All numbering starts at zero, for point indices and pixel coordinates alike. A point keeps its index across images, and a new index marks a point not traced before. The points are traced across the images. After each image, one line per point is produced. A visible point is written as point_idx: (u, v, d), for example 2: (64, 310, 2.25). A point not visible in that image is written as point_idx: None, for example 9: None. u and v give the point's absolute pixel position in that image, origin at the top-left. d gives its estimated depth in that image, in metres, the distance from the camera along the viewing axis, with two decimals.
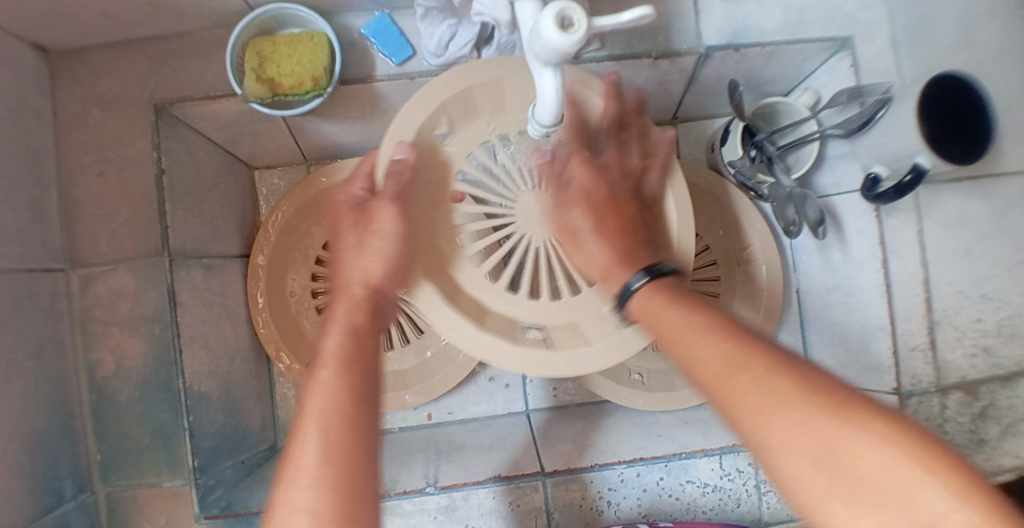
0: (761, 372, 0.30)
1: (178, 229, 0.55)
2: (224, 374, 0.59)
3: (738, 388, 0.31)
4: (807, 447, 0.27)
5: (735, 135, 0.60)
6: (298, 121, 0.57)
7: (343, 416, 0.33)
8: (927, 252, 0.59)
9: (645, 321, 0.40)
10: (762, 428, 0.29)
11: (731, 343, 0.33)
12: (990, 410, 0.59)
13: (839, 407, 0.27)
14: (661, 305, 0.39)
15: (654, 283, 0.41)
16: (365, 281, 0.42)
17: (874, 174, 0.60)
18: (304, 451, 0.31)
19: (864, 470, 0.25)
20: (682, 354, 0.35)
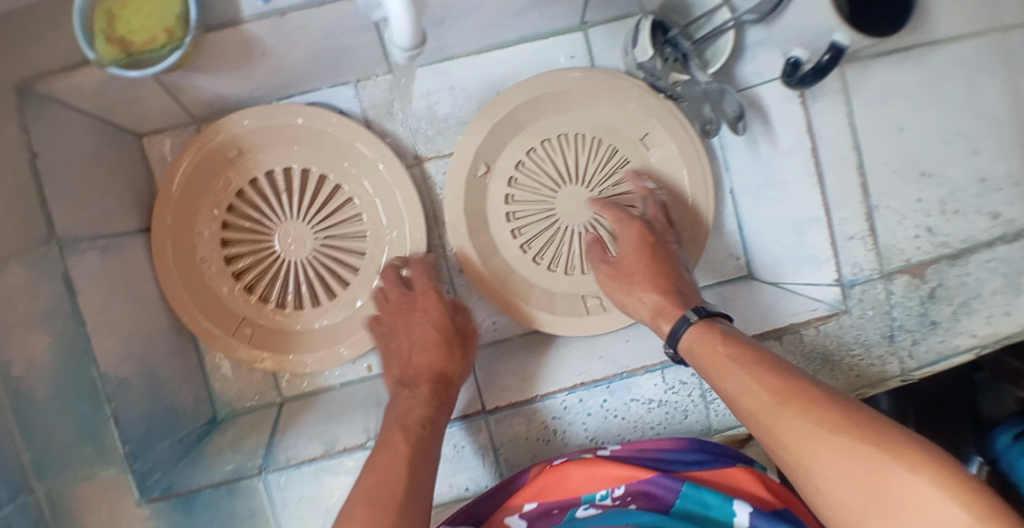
0: (801, 411, 0.37)
1: (63, 216, 0.52)
2: (143, 356, 0.58)
3: (782, 423, 0.37)
4: (844, 464, 0.34)
5: (644, 34, 0.55)
6: (170, 78, 0.52)
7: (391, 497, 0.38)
8: (858, 132, 0.57)
9: (700, 359, 0.46)
10: (803, 451, 0.36)
11: (777, 379, 0.40)
12: (939, 290, 0.59)
13: (883, 438, 0.33)
14: (714, 343, 0.45)
15: (709, 329, 0.47)
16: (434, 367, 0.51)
17: (794, 58, 0.55)
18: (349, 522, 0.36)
19: (891, 484, 0.32)
20: (732, 387, 0.42)
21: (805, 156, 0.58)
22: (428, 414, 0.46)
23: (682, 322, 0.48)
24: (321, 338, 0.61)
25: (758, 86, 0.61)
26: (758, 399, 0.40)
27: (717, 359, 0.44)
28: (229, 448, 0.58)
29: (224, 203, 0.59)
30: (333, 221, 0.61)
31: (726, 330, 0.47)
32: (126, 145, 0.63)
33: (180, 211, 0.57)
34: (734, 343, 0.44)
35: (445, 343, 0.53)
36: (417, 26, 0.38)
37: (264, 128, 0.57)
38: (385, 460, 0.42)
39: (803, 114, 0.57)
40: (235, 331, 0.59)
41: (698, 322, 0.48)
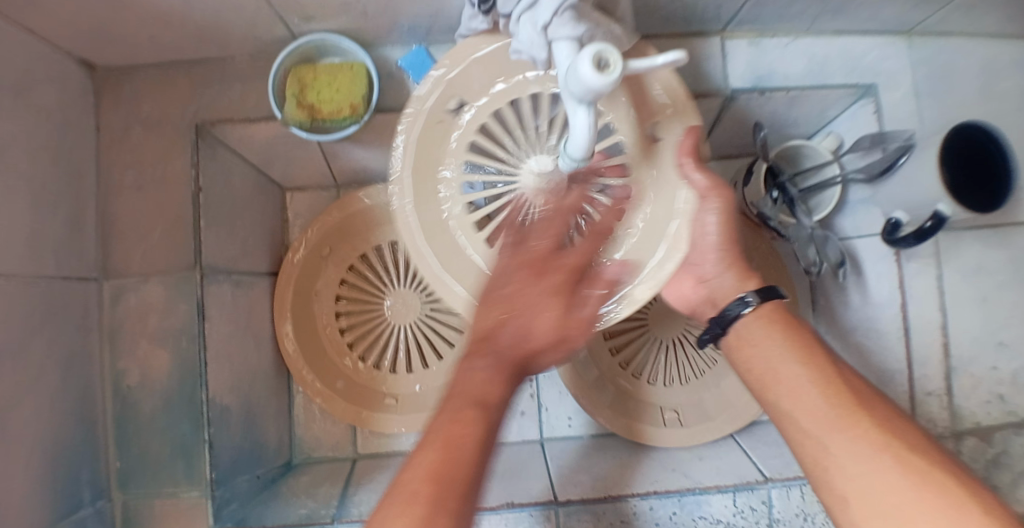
0: (864, 431, 0.36)
1: (210, 246, 0.56)
2: (246, 388, 0.61)
3: (845, 446, 0.36)
4: (908, 489, 0.32)
5: (757, 177, 0.60)
6: (332, 147, 0.58)
7: (446, 477, 0.30)
8: (946, 296, 0.60)
9: (745, 353, 0.43)
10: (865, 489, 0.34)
11: (843, 397, 0.37)
12: (1002, 458, 0.58)
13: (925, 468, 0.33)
14: (771, 333, 0.42)
15: (769, 311, 0.43)
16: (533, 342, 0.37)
17: (894, 218, 0.60)
18: (393, 519, 0.29)
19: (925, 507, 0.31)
20: (773, 382, 0.41)
21: (894, 311, 0.62)
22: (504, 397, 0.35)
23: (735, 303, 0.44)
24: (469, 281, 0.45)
25: (856, 238, 0.66)
26: (809, 404, 0.38)
27: (767, 350, 0.41)
28: (304, 493, 0.60)
29: (344, 264, 0.64)
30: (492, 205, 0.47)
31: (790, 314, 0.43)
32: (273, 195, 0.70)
33: (309, 262, 0.63)
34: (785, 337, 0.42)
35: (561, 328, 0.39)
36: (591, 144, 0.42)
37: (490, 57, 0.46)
38: (433, 452, 0.32)
39: (897, 273, 0.62)
40: (329, 382, 0.61)
41: (754, 308, 0.43)
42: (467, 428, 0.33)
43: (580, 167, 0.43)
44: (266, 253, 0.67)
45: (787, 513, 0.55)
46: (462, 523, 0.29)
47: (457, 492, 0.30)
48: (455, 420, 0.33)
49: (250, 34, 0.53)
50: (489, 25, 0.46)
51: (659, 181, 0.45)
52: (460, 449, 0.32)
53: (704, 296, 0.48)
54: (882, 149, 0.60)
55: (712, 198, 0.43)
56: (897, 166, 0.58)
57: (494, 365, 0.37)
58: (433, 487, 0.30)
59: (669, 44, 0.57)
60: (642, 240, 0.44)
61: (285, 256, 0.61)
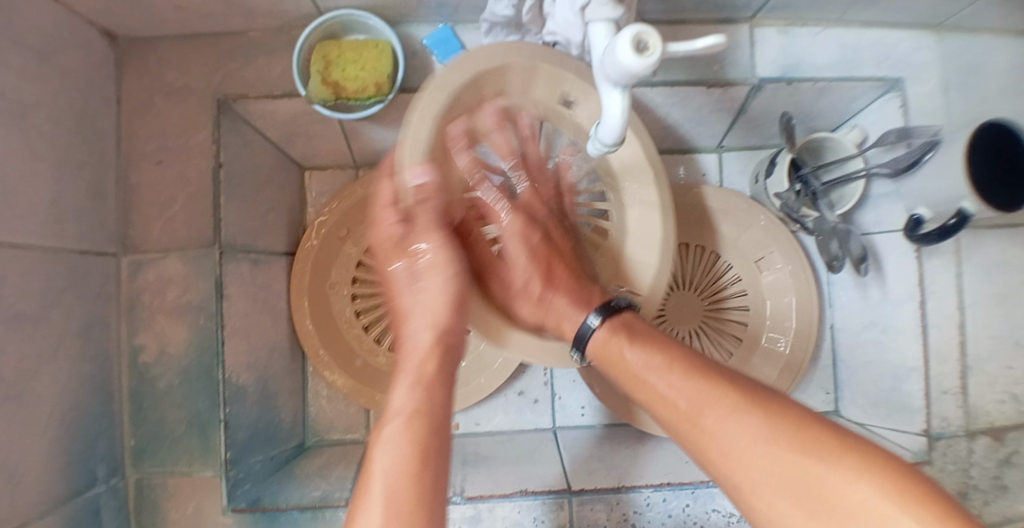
0: (726, 408, 0.37)
1: (229, 223, 0.55)
2: (262, 367, 0.60)
3: (709, 423, 0.37)
4: (765, 452, 0.34)
5: (782, 168, 0.60)
6: (354, 125, 0.58)
7: (427, 431, 0.39)
8: (965, 297, 0.60)
9: (623, 363, 0.44)
10: (733, 459, 0.35)
11: (691, 382, 0.39)
12: (1016, 457, 0.57)
13: (810, 444, 0.33)
14: (621, 343, 0.45)
15: (620, 323, 0.47)
16: (431, 331, 0.46)
17: (917, 215, 0.60)
18: (389, 442, 0.38)
19: (830, 489, 0.31)
20: (647, 387, 0.42)
21: (912, 308, 0.63)
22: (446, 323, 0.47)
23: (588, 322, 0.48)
24: (524, 342, 0.52)
25: (877, 233, 0.66)
26: (685, 399, 0.39)
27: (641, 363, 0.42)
28: (317, 474, 0.60)
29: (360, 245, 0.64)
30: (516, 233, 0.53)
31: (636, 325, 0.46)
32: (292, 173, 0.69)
33: (327, 244, 0.62)
34: (642, 347, 0.43)
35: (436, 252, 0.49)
36: (624, 128, 0.43)
37: (504, 69, 0.49)
38: (407, 420, 0.39)
39: (917, 271, 0.62)
40: (346, 365, 0.62)
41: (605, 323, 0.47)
42: (414, 378, 0.43)
43: (612, 150, 0.45)
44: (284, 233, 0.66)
45: None
46: (442, 460, 0.39)
47: (429, 455, 0.38)
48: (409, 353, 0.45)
49: (275, 8, 0.52)
50: (515, 7, 0.48)
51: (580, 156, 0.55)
52: (427, 388, 0.42)
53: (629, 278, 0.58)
54: (907, 144, 0.59)
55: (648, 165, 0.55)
56: (923, 161, 0.57)
57: (450, 326, 0.47)
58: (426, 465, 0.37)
59: (699, 30, 0.56)
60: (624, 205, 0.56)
61: (301, 239, 0.61)
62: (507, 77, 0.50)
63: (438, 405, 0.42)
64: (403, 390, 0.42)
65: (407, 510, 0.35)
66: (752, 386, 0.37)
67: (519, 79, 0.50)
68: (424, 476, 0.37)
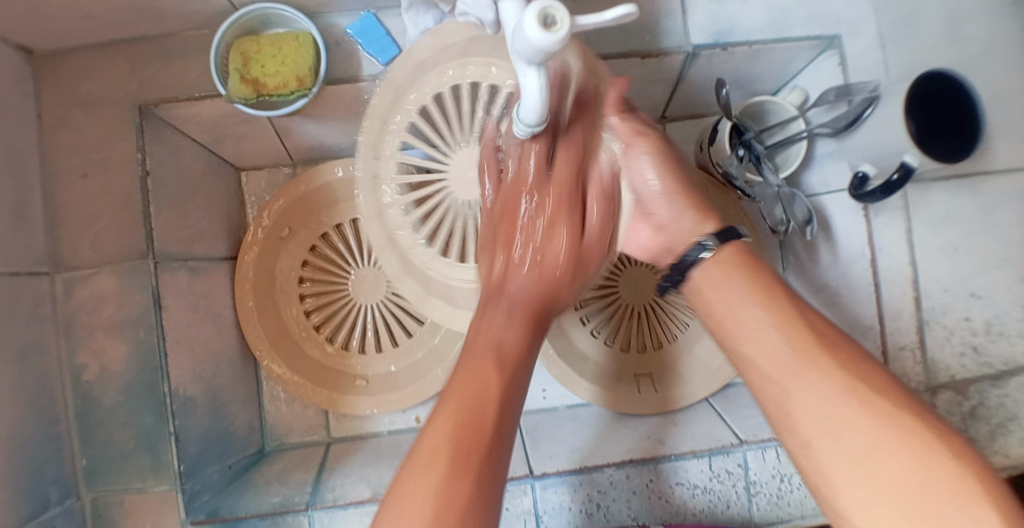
0: (823, 372, 0.35)
1: (162, 233, 0.54)
2: (211, 377, 0.59)
3: (799, 388, 0.35)
4: (863, 430, 0.32)
5: (722, 135, 0.60)
6: (283, 122, 0.56)
7: (457, 455, 0.35)
8: (915, 251, 0.60)
9: (707, 297, 0.41)
10: (812, 427, 0.34)
11: (787, 337, 0.37)
12: (979, 409, 0.58)
13: (910, 437, 0.31)
14: (731, 275, 0.41)
15: (730, 254, 0.42)
16: (495, 346, 0.41)
17: (861, 172, 0.59)
18: (416, 471, 0.34)
19: (919, 486, 0.30)
20: (749, 329, 0.39)
21: (864, 266, 0.62)
22: (520, 339, 0.42)
23: (694, 248, 0.43)
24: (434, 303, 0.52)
25: (823, 195, 0.65)
26: (780, 360, 0.37)
27: (732, 297, 0.40)
28: (276, 479, 0.59)
29: (304, 244, 0.62)
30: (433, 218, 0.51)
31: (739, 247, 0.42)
32: (227, 176, 0.68)
33: (268, 244, 0.60)
34: (729, 284, 0.40)
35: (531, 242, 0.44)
36: (544, 108, 0.40)
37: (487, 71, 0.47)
38: (443, 434, 0.36)
39: (865, 227, 0.62)
40: (298, 366, 0.60)
41: (714, 253, 0.42)
42: (486, 357, 0.41)
43: (535, 134, 0.42)
44: (223, 237, 0.65)
45: (763, 475, 0.55)
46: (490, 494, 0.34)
47: (467, 467, 0.34)
48: (473, 371, 0.39)
49: (185, 8, 0.51)
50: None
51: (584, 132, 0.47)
52: (483, 405, 0.37)
53: (665, 245, 0.46)
54: (848, 102, 0.59)
55: (637, 146, 0.45)
56: (864, 118, 0.58)
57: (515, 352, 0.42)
58: (472, 451, 0.35)
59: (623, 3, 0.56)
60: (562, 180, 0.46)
61: (239, 253, 0.59)
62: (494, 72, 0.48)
63: (521, 350, 0.42)
64: (436, 413, 0.38)
65: (405, 507, 0.32)
66: (844, 351, 0.35)
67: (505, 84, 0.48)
68: (449, 505, 0.32)
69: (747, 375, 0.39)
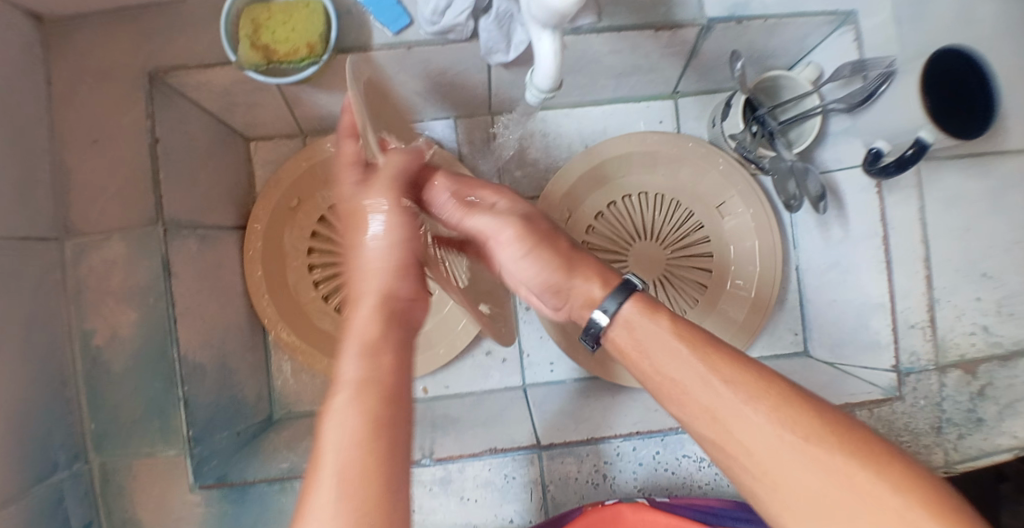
0: (762, 411, 0.33)
1: (171, 200, 0.54)
2: (219, 345, 0.59)
3: (738, 429, 0.34)
4: (815, 480, 0.31)
5: (736, 109, 0.60)
6: (292, 90, 0.56)
7: (385, 402, 0.32)
8: (928, 228, 0.58)
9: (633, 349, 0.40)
10: (765, 472, 0.32)
11: (720, 382, 0.35)
12: (989, 389, 0.59)
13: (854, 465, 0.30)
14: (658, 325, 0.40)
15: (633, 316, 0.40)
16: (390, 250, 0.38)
17: (875, 149, 0.58)
18: (340, 405, 0.31)
19: (869, 509, 0.29)
20: (675, 388, 0.37)
21: (875, 244, 0.62)
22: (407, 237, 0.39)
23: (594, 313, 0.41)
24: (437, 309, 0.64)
25: (836, 170, 0.65)
26: (710, 402, 0.35)
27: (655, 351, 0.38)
28: (284, 447, 0.60)
29: (313, 215, 0.63)
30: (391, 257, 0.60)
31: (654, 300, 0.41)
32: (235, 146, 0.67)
33: (277, 214, 0.61)
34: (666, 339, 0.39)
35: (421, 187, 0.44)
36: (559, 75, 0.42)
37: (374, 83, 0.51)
38: (365, 395, 0.31)
39: (878, 204, 0.61)
40: (306, 335, 0.61)
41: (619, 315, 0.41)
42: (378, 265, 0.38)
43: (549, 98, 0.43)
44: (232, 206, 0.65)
45: None
46: (403, 459, 0.31)
47: (383, 406, 0.31)
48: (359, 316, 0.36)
49: None
50: None
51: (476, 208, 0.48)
52: (396, 368, 0.33)
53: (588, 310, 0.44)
54: (863, 77, 0.58)
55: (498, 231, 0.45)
56: (879, 94, 0.57)
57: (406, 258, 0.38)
58: (383, 400, 0.31)
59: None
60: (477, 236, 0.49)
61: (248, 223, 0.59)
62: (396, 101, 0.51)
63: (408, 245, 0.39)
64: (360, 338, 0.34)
65: (333, 457, 0.29)
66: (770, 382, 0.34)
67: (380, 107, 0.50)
68: (376, 442, 0.30)
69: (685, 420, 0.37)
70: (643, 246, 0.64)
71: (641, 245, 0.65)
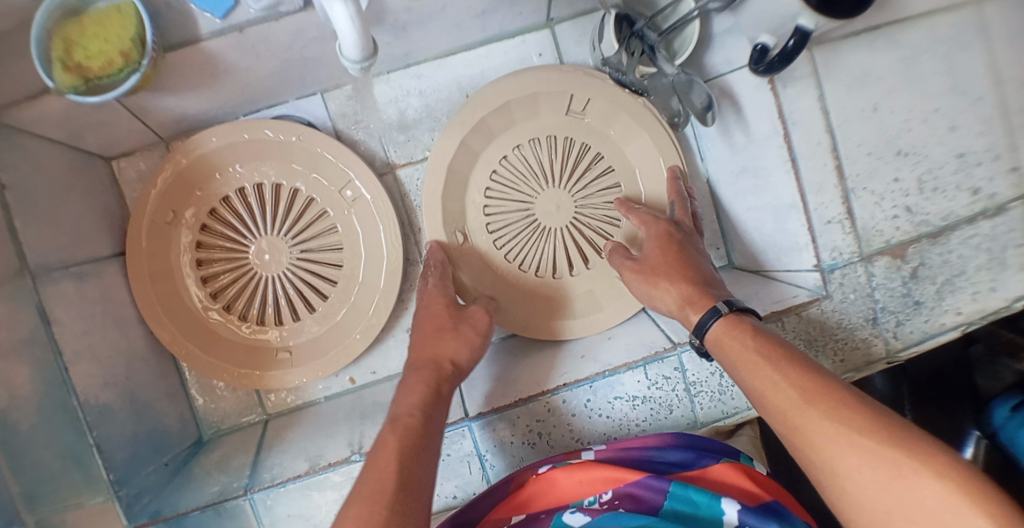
0: (816, 418, 0.36)
1: (33, 246, 0.51)
2: (124, 382, 0.58)
3: (808, 424, 0.37)
4: (865, 472, 0.33)
5: (610, 28, 0.55)
6: (135, 100, 0.53)
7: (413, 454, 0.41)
8: (832, 117, 0.57)
9: (725, 354, 0.44)
10: (829, 470, 0.35)
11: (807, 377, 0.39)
12: (921, 269, 0.58)
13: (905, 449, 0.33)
14: (742, 338, 0.43)
15: (736, 325, 0.44)
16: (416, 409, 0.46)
17: (761, 44, 0.54)
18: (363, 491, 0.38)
19: (914, 495, 0.31)
20: (763, 385, 0.41)
21: (780, 143, 0.58)
22: (425, 401, 0.46)
23: (710, 315, 0.46)
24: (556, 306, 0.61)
25: (729, 74, 0.61)
26: (782, 399, 0.39)
27: (738, 358, 0.43)
28: (216, 468, 0.58)
29: (195, 226, 0.59)
30: (324, 236, 0.61)
31: (755, 323, 0.44)
32: (96, 169, 0.64)
33: (155, 233, 0.57)
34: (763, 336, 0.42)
35: (447, 329, 0.53)
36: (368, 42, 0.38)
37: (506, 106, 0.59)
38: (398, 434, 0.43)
39: (775, 100, 0.57)
40: (219, 350, 0.59)
41: (726, 316, 0.45)
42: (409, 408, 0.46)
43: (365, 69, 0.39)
44: (104, 236, 0.62)
45: (702, 373, 0.54)
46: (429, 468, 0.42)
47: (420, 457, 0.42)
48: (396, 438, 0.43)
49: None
50: None
51: (548, 197, 0.61)
52: (419, 436, 0.43)
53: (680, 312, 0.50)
54: None
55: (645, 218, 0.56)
56: None
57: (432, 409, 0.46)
58: (417, 443, 0.42)
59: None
60: (557, 215, 0.61)
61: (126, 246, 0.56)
62: (511, 110, 0.60)
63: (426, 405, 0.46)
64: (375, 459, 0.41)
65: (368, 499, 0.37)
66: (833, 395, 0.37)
67: (500, 118, 0.60)
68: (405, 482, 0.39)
69: (765, 410, 0.41)
70: (550, 191, 0.61)
71: (550, 191, 0.61)
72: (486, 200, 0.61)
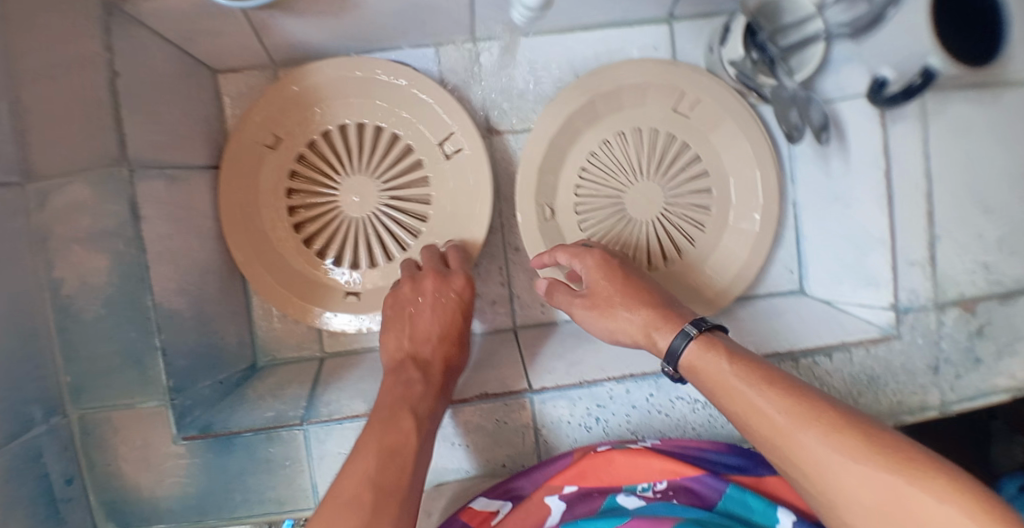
0: (810, 432, 0.36)
1: (135, 139, 0.51)
2: (196, 291, 0.57)
3: (797, 442, 0.37)
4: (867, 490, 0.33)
5: (737, 34, 0.60)
6: (257, 16, 0.52)
7: (387, 470, 0.41)
8: (931, 161, 0.55)
9: (702, 376, 0.43)
10: (825, 486, 0.35)
11: (790, 401, 0.38)
12: (987, 327, 0.58)
13: (908, 467, 0.33)
14: (717, 358, 0.42)
15: (709, 349, 0.43)
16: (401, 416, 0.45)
17: (880, 77, 0.55)
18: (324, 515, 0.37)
19: (917, 511, 0.31)
20: (745, 407, 0.40)
21: (878, 178, 0.58)
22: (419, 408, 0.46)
23: (681, 337, 0.44)
24: None
25: (838, 100, 0.62)
26: (777, 414, 0.38)
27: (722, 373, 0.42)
28: (269, 394, 0.58)
29: (290, 153, 0.59)
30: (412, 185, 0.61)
31: (728, 344, 0.43)
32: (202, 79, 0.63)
33: (249, 151, 0.58)
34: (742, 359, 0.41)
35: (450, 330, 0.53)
36: None
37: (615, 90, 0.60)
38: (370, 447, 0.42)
39: (881, 137, 0.57)
40: (287, 279, 0.59)
41: (697, 337, 0.44)
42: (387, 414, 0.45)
43: None
44: (200, 146, 0.61)
45: None
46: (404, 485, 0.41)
47: (391, 473, 0.41)
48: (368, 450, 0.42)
49: None
50: None
51: (640, 189, 0.61)
52: (393, 450, 0.42)
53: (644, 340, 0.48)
54: None
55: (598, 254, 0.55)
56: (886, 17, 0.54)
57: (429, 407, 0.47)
58: (393, 456, 0.42)
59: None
60: (645, 207, 0.61)
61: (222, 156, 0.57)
62: (620, 96, 0.61)
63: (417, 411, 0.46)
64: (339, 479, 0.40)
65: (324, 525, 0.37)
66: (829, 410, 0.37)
67: (608, 104, 0.61)
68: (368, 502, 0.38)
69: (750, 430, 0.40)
70: (643, 185, 0.61)
71: (643, 184, 0.61)
72: (580, 179, 0.62)
